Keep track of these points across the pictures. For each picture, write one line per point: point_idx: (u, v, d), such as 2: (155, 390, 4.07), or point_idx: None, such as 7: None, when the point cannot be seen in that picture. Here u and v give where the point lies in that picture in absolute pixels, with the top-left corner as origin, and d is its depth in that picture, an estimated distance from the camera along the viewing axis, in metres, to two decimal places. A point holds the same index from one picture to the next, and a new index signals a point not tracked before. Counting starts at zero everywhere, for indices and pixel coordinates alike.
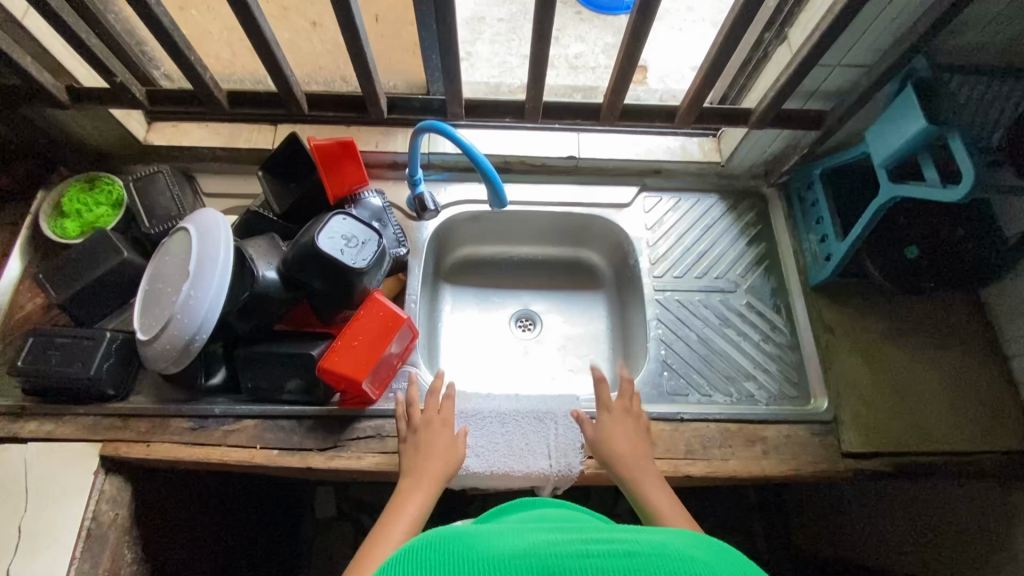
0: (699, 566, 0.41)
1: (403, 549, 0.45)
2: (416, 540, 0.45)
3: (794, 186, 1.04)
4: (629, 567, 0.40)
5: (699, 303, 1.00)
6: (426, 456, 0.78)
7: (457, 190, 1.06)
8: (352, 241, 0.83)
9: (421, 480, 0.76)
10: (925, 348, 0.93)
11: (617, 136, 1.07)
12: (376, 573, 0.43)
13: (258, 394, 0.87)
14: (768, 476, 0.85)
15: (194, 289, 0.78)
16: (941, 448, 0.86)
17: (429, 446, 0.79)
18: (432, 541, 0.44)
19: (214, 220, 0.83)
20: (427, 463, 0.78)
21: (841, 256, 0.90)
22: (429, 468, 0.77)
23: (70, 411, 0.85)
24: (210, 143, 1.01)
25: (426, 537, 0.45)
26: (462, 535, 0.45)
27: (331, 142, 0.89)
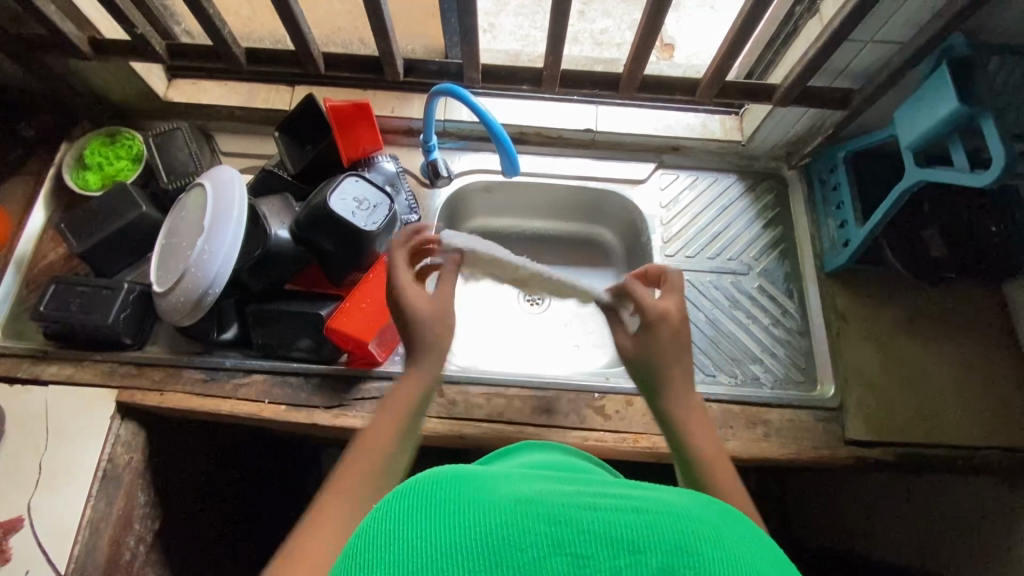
0: (706, 529, 0.40)
1: (404, 485, 0.44)
2: (421, 475, 0.44)
3: (816, 169, 1.01)
4: (639, 521, 0.39)
5: (710, 284, 0.99)
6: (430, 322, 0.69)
7: (471, 159, 1.06)
8: (363, 203, 0.84)
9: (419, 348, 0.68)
10: (939, 340, 0.91)
11: (636, 111, 1.05)
12: (379, 504, 0.42)
13: (268, 350, 0.88)
14: (768, 459, 0.85)
15: (209, 245, 0.79)
16: (949, 442, 0.85)
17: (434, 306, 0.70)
18: (436, 478, 0.43)
19: (229, 177, 0.84)
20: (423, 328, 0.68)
21: (861, 240, 0.88)
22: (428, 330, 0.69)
23: (88, 357, 0.88)
24: (229, 102, 1.02)
25: (428, 475, 0.44)
26: (466, 474, 0.44)
27: (347, 103, 0.90)
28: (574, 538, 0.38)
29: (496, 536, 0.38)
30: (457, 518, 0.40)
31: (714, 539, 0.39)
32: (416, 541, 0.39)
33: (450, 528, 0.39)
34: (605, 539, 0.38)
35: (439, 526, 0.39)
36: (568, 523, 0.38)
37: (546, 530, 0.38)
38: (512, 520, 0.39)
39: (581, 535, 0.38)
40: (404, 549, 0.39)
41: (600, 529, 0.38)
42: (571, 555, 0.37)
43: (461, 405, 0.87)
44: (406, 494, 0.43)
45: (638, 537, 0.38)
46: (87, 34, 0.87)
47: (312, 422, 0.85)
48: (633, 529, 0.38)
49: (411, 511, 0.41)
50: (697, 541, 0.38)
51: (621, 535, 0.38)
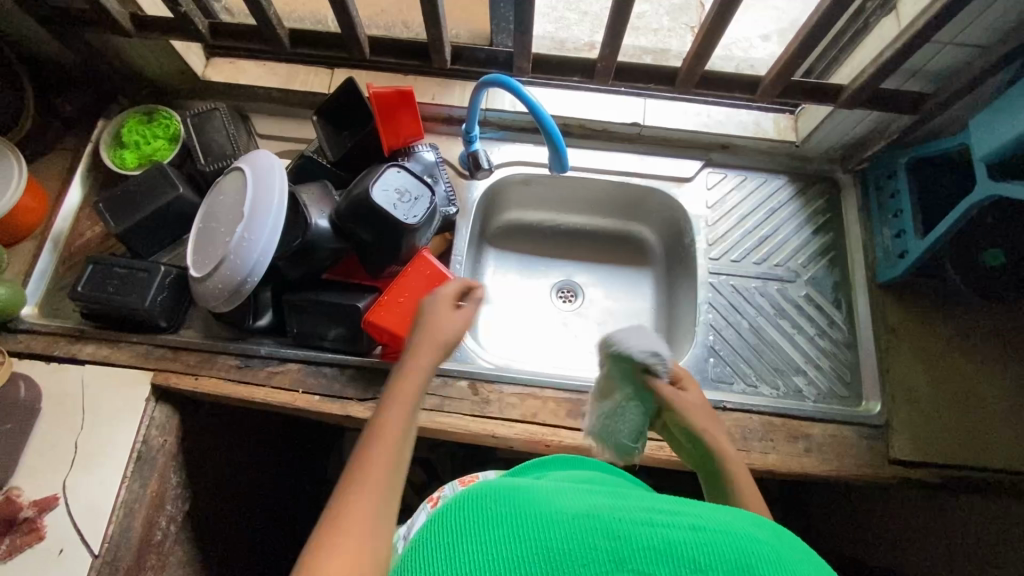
0: (766, 547, 0.37)
1: (452, 499, 0.42)
2: (468, 486, 0.42)
3: (873, 174, 0.96)
4: (696, 540, 0.36)
5: (755, 290, 0.96)
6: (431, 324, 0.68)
7: (511, 150, 1.03)
8: (404, 195, 0.82)
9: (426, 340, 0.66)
10: (995, 360, 0.87)
11: (685, 105, 1.01)
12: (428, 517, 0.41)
13: (302, 339, 0.87)
14: (809, 474, 0.83)
15: (248, 232, 0.78)
16: (1000, 465, 0.82)
17: (434, 312, 0.69)
18: (485, 488, 0.41)
19: (269, 164, 0.82)
20: (431, 329, 0.67)
21: (919, 252, 0.84)
22: (434, 334, 0.67)
23: (125, 338, 0.88)
24: (267, 83, 1.00)
25: (474, 487, 0.41)
26: (510, 484, 0.41)
27: (390, 90, 0.86)
28: (633, 554, 0.35)
29: (551, 551, 0.36)
30: (508, 526, 0.37)
31: (778, 561, 0.36)
32: (468, 557, 0.36)
33: (498, 539, 0.37)
34: (664, 557, 0.35)
35: (490, 538, 0.37)
36: (625, 538, 0.36)
37: (602, 545, 0.36)
38: (565, 533, 0.36)
39: (638, 552, 0.35)
40: (454, 566, 0.36)
41: (659, 545, 0.35)
42: (631, 572, 0.35)
43: (494, 405, 0.85)
44: (449, 509, 0.40)
45: (698, 556, 0.35)
46: (129, 10, 0.85)
47: (345, 414, 0.83)
48: (694, 547, 0.35)
49: (457, 523, 0.39)
50: (759, 560, 0.35)
51: (682, 553, 0.35)
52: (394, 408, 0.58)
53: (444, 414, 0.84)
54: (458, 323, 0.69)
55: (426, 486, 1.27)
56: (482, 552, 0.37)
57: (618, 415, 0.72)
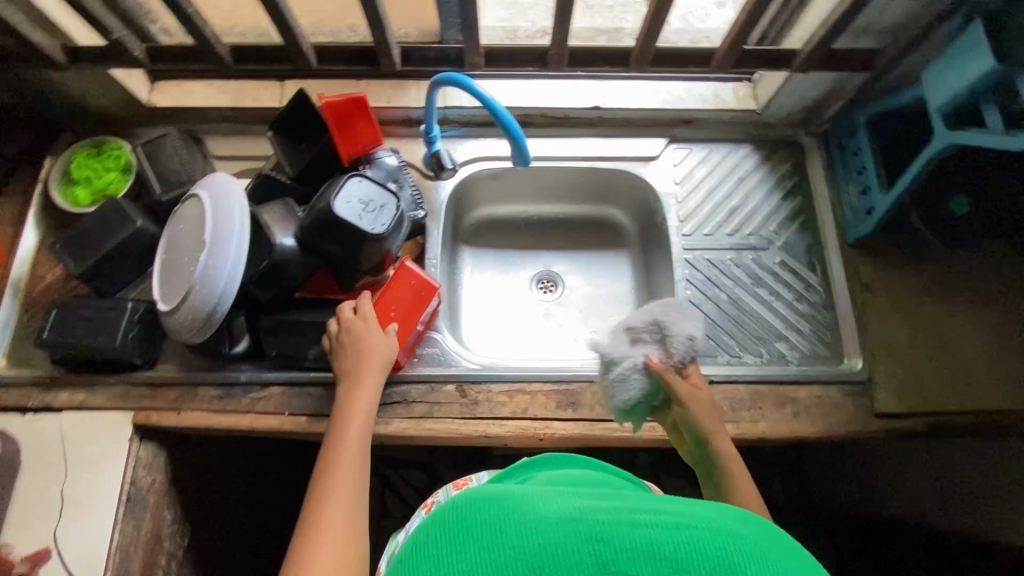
0: (750, 545, 0.36)
1: (437, 512, 0.41)
2: (453, 498, 0.41)
3: (835, 135, 0.97)
4: (678, 539, 0.35)
5: (730, 262, 0.96)
6: (356, 354, 0.77)
7: (474, 147, 1.01)
8: (369, 205, 0.80)
9: (360, 372, 0.76)
10: (967, 305, 0.88)
11: (643, 84, 1.00)
12: (415, 534, 0.40)
13: (282, 361, 0.85)
14: (799, 437, 0.84)
15: (213, 260, 0.76)
16: (983, 407, 0.84)
17: (361, 340, 0.78)
18: (471, 497, 0.40)
19: (227, 187, 0.80)
20: (362, 359, 0.77)
21: (887, 208, 0.85)
22: (365, 366, 0.76)
23: (100, 380, 0.86)
24: (216, 103, 0.97)
25: (462, 498, 0.41)
26: (498, 492, 0.41)
27: (343, 98, 0.85)
28: (617, 557, 0.35)
29: (535, 557, 0.35)
30: (492, 537, 0.37)
31: (761, 558, 0.35)
32: (453, 567, 0.36)
33: (482, 551, 0.36)
34: (646, 558, 0.35)
35: (475, 552, 0.36)
36: (608, 541, 0.35)
37: (587, 549, 0.35)
38: (547, 542, 0.36)
39: (619, 553, 0.35)
40: (438, 575, 0.36)
41: (643, 548, 0.35)
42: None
43: (484, 405, 0.85)
44: (435, 522, 0.40)
45: (679, 555, 0.35)
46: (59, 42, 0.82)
47: None
48: (678, 547, 0.35)
49: (444, 539, 0.38)
50: (743, 559, 0.35)
51: (665, 554, 0.35)
52: (343, 441, 0.70)
53: (434, 421, 0.84)
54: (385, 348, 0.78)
55: (430, 489, 1.27)
56: (468, 566, 0.36)
57: (620, 380, 0.72)
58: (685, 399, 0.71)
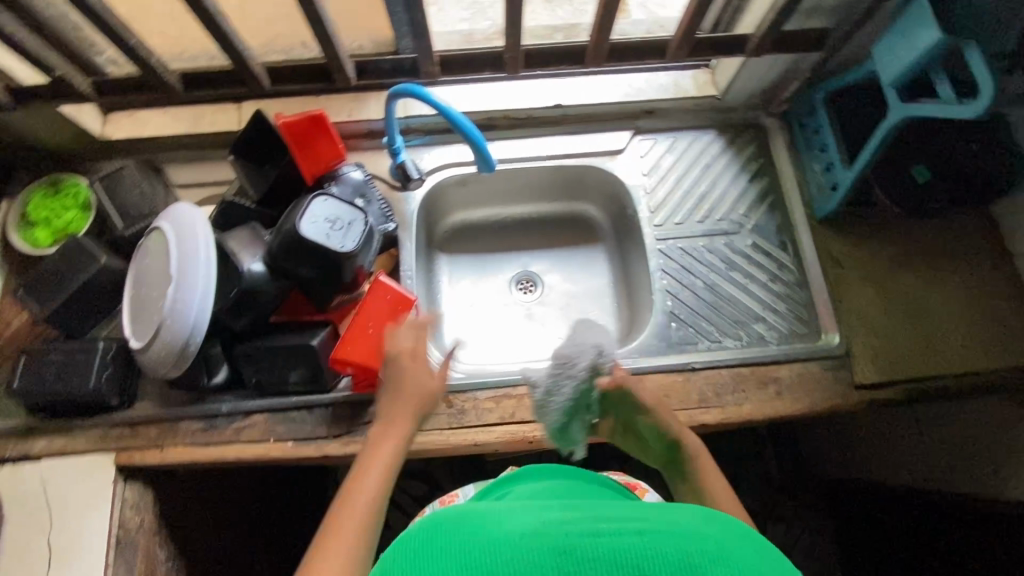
0: (709, 544, 0.37)
1: (403, 536, 0.40)
2: (420, 522, 0.41)
3: (795, 114, 0.98)
4: (642, 546, 0.36)
5: (704, 248, 0.97)
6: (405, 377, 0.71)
7: (439, 153, 1.00)
8: (336, 223, 0.79)
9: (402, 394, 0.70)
10: (936, 271, 0.90)
11: (603, 78, 1.00)
12: (380, 563, 0.39)
13: (264, 388, 0.84)
14: (783, 416, 0.85)
15: (181, 294, 0.75)
16: (958, 370, 0.85)
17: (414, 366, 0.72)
18: (437, 520, 0.40)
19: (190, 217, 0.79)
20: (408, 384, 0.71)
21: (850, 183, 0.86)
22: (409, 391, 0.70)
23: (78, 424, 0.84)
24: (174, 130, 0.96)
25: (427, 521, 0.40)
26: (464, 514, 0.41)
27: (301, 117, 0.84)
28: (583, 568, 0.35)
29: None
30: (458, 558, 0.36)
31: (723, 558, 0.36)
32: None
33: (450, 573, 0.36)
34: (610, 567, 0.35)
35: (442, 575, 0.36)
36: (573, 554, 0.36)
37: (552, 563, 0.35)
38: (512, 561, 0.36)
39: (584, 565, 0.35)
40: None
41: (604, 557, 0.35)
42: None
43: (471, 412, 0.85)
44: (401, 547, 0.39)
45: (643, 562, 0.35)
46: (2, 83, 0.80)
47: (323, 455, 0.82)
48: (638, 553, 0.35)
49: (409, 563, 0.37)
50: (702, 559, 0.36)
51: (626, 562, 0.35)
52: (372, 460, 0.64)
53: (422, 435, 0.83)
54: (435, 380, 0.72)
55: (430, 498, 1.27)
56: None
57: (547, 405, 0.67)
58: (652, 408, 0.69)
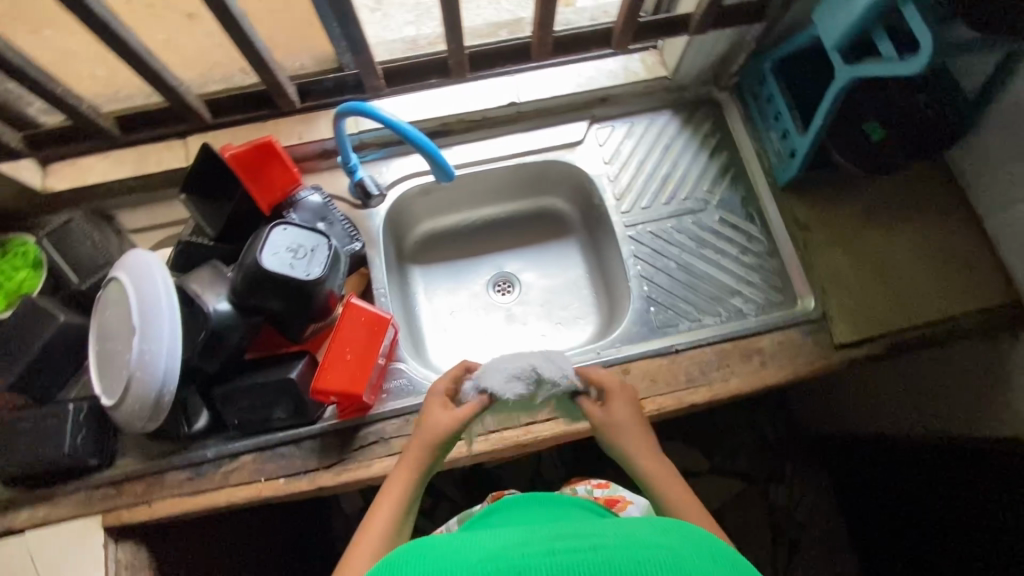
0: (662, 554, 0.40)
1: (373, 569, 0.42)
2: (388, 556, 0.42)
3: (746, 86, 0.99)
4: (596, 560, 0.39)
5: (673, 229, 0.97)
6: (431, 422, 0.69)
7: (398, 166, 0.98)
8: (299, 251, 0.78)
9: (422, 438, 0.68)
10: (899, 223, 0.92)
11: (553, 71, 0.99)
12: None
13: (248, 428, 0.82)
14: (769, 385, 0.86)
15: (147, 344, 0.72)
16: (932, 318, 0.87)
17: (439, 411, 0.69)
18: (404, 554, 0.42)
19: (146, 264, 0.76)
20: (431, 428, 0.68)
21: (806, 149, 0.87)
22: (430, 436, 0.67)
23: (58, 490, 0.81)
24: (118, 174, 0.92)
25: (394, 554, 0.42)
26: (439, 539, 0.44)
27: (249, 146, 0.81)
28: None
29: None
30: None
31: (672, 563, 0.39)
32: None
33: None
34: None
35: None
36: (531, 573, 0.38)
37: None
38: None
39: None
40: None
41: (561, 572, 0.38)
42: None
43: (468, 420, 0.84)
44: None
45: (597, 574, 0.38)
46: None
47: (317, 487, 0.80)
48: (591, 565, 0.38)
49: None
50: (653, 566, 0.39)
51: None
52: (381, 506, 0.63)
53: None
54: (451, 421, 0.68)
55: (436, 510, 1.26)
56: None
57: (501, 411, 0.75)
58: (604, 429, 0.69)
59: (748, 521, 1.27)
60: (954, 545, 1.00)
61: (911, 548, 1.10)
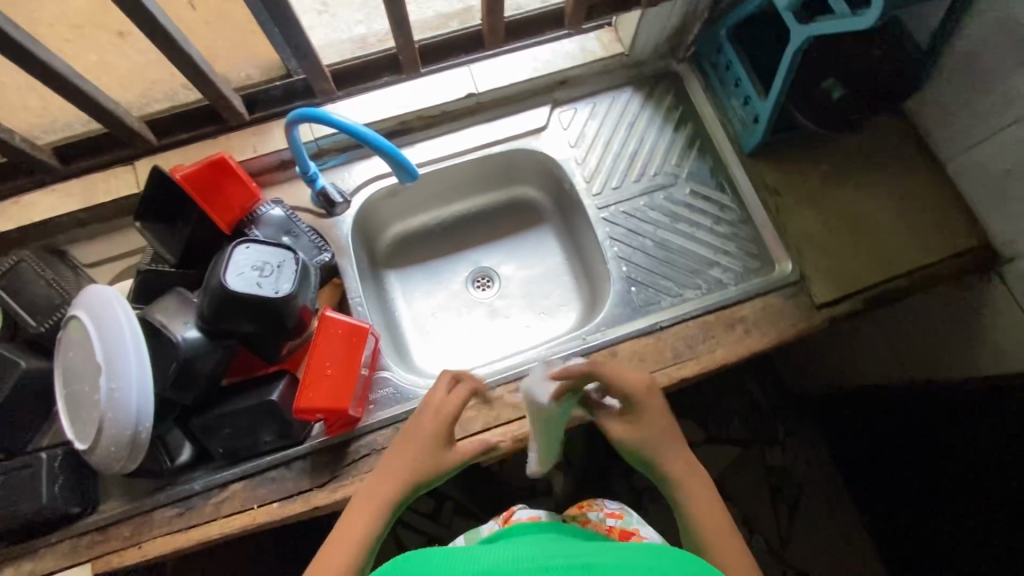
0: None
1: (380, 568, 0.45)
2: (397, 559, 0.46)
3: (703, 55, 0.98)
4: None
5: (645, 206, 0.97)
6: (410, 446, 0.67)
7: (360, 170, 0.95)
8: (265, 269, 0.75)
9: (397, 464, 0.66)
10: (865, 178, 0.92)
11: (508, 57, 0.97)
12: None
13: (234, 455, 0.80)
14: (755, 352, 0.86)
15: (115, 382, 0.69)
16: (906, 269, 0.88)
17: (419, 436, 0.68)
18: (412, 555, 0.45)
19: (105, 298, 0.72)
20: (410, 454, 0.66)
21: (769, 113, 0.86)
22: (406, 462, 0.66)
23: (41, 543, 0.78)
24: (67, 207, 0.87)
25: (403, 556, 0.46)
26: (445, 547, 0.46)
27: (199, 165, 0.78)
28: None
29: None
30: None
31: None
32: None
33: None
34: None
35: None
36: None
37: None
38: None
39: None
40: None
41: None
42: None
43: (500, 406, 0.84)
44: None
45: None
46: None
47: (313, 507, 0.78)
48: None
49: None
50: None
51: None
52: (348, 536, 0.61)
53: None
54: (435, 447, 0.67)
55: (439, 512, 1.25)
56: None
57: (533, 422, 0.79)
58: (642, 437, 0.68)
59: (749, 486, 1.28)
60: (948, 487, 1.02)
61: (909, 494, 1.12)
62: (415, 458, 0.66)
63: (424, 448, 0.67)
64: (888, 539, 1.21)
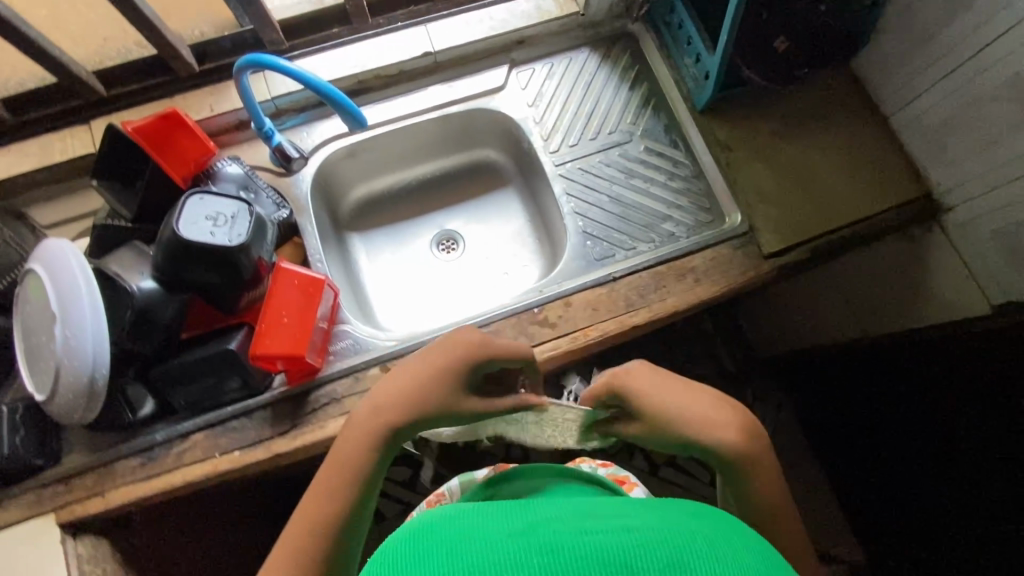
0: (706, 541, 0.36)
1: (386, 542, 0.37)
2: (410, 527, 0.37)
3: (656, 14, 1.00)
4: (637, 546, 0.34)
5: (601, 163, 0.99)
6: (418, 366, 0.61)
7: (319, 129, 0.96)
8: (219, 219, 0.76)
9: (405, 379, 0.61)
10: (813, 132, 0.95)
11: (465, 17, 0.99)
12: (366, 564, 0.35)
13: (197, 406, 0.82)
14: (705, 300, 0.89)
15: (70, 330, 0.70)
16: (853, 217, 0.91)
17: (430, 356, 0.62)
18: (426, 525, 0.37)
19: (59, 250, 0.73)
20: (418, 371, 0.61)
21: (717, 67, 0.89)
22: (412, 379, 0.60)
23: (5, 494, 0.79)
24: (22, 166, 0.86)
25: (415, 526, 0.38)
26: (458, 510, 0.39)
27: (150, 119, 0.80)
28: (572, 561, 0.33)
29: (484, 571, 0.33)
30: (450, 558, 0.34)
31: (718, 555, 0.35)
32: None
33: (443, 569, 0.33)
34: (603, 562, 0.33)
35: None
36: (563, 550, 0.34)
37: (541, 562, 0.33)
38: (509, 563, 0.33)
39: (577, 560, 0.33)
40: None
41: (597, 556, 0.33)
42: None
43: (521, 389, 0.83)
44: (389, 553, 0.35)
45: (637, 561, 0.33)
46: None
47: (274, 455, 0.80)
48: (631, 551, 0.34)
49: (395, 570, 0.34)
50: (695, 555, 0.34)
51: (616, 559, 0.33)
52: (351, 444, 0.59)
53: None
54: (441, 369, 0.61)
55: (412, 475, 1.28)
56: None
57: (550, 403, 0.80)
58: (662, 411, 0.59)
59: None
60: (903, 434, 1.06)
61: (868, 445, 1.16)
62: (409, 393, 0.60)
63: (439, 368, 0.61)
64: (849, 490, 1.25)
